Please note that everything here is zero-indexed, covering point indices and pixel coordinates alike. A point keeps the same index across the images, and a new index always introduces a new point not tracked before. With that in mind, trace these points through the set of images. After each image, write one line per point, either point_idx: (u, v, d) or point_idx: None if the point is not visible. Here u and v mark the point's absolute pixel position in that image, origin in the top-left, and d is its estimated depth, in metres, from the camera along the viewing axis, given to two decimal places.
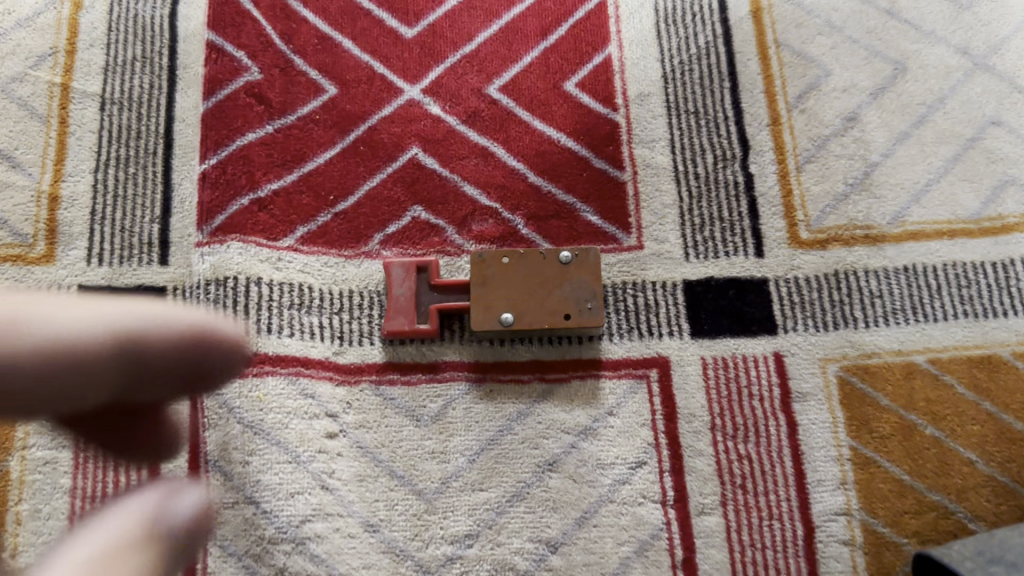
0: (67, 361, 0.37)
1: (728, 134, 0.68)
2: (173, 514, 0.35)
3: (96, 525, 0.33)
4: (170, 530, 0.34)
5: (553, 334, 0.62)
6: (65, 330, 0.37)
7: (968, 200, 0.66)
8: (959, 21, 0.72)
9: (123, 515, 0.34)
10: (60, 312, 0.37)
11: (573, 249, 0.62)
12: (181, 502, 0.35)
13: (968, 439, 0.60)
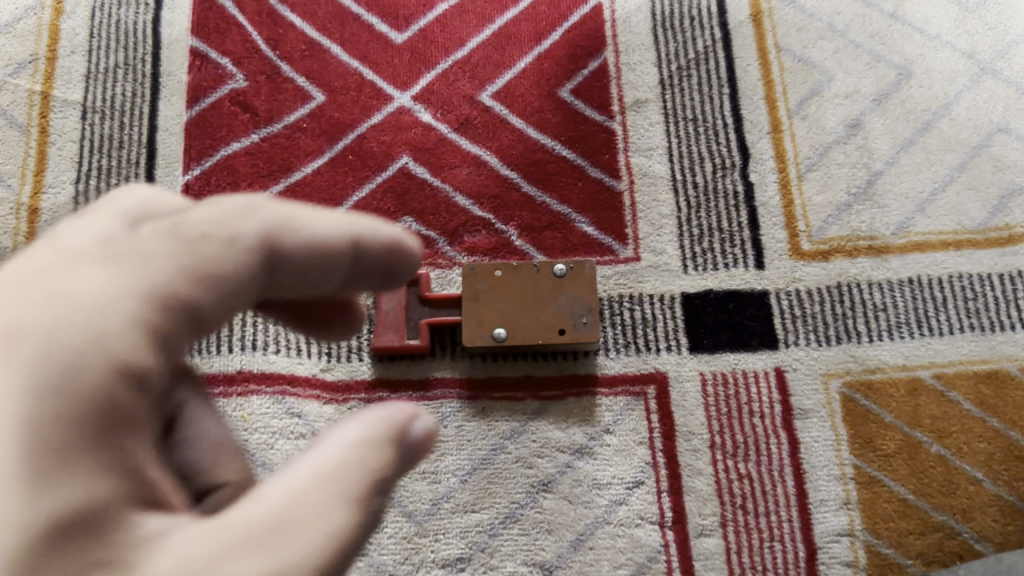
0: (312, 260, 0.35)
1: (727, 141, 0.66)
2: (395, 433, 0.32)
3: (331, 436, 0.31)
4: (396, 449, 0.32)
5: (548, 350, 0.60)
6: (312, 227, 0.35)
7: (975, 209, 0.64)
8: (965, 25, 0.70)
9: (361, 426, 0.32)
10: (298, 219, 0.34)
11: (568, 262, 0.60)
12: (406, 422, 0.33)
13: (974, 457, 0.58)
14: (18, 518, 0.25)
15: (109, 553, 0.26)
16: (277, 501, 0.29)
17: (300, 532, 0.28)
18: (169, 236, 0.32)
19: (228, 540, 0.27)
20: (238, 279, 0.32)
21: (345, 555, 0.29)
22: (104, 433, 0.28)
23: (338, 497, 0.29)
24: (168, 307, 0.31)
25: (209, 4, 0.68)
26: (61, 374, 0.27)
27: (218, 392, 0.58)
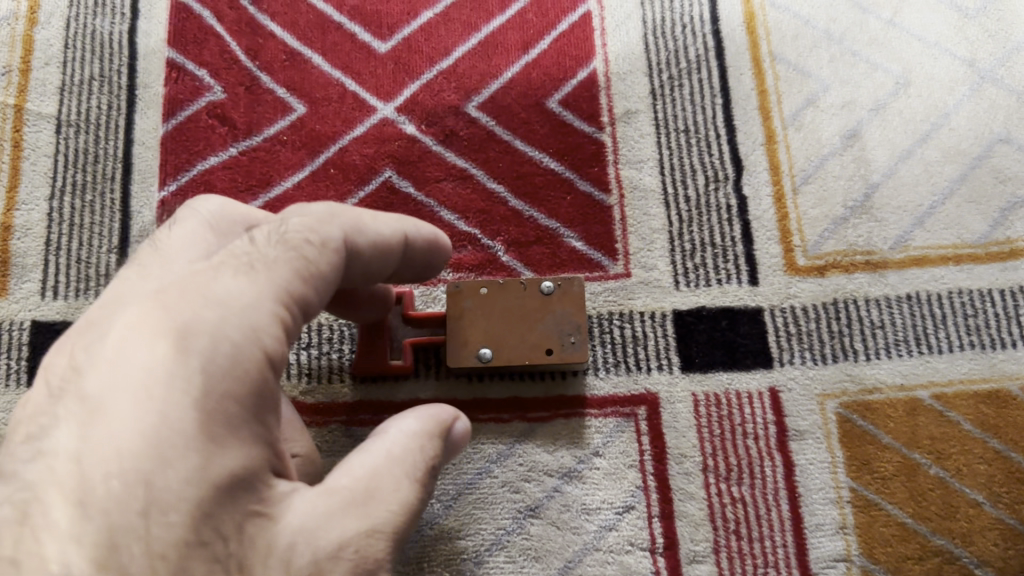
0: (375, 257, 0.45)
1: (720, 153, 0.64)
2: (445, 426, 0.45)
3: (397, 426, 0.43)
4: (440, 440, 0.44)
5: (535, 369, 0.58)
6: (376, 232, 0.45)
7: (975, 222, 0.62)
8: (964, 32, 0.68)
9: (416, 420, 0.44)
10: (363, 224, 0.44)
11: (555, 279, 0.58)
12: (454, 419, 0.46)
13: (975, 479, 0.56)
14: (199, 473, 0.34)
15: (262, 505, 0.36)
16: (370, 473, 0.40)
17: (383, 498, 0.39)
18: (278, 246, 0.41)
19: (340, 500, 0.38)
20: (329, 275, 0.42)
21: (414, 516, 0.40)
22: (254, 412, 0.37)
23: (406, 474, 0.41)
24: (290, 307, 0.40)
25: (187, 14, 0.66)
26: (222, 365, 0.36)
27: None
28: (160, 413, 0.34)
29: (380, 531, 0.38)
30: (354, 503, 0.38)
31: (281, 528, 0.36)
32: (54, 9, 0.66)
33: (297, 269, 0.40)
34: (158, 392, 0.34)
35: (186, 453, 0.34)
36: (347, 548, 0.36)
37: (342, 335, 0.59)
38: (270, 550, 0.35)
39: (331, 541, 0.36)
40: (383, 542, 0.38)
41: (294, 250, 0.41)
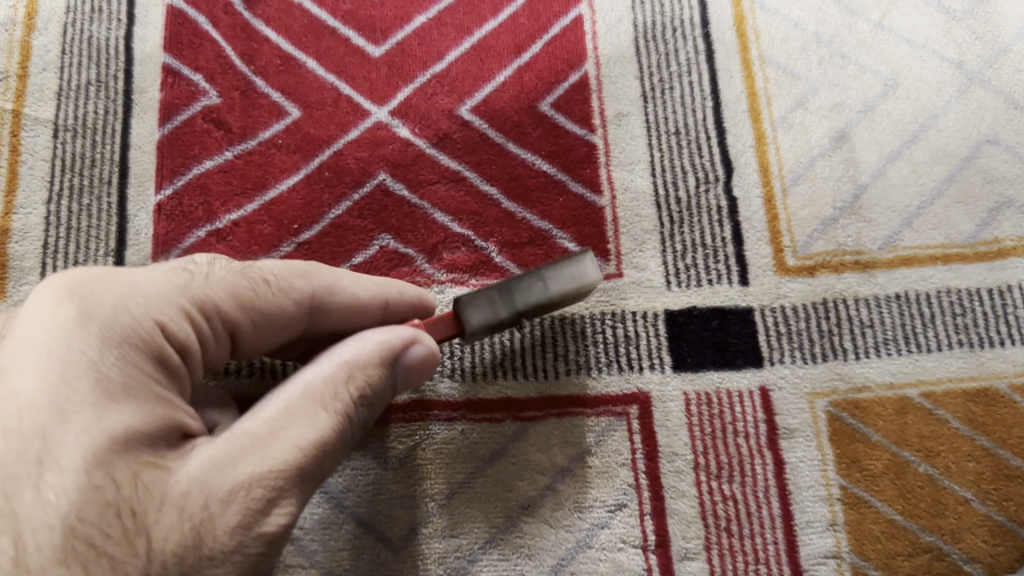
0: (335, 309, 0.53)
1: (710, 155, 0.65)
2: (389, 352, 0.49)
3: (336, 354, 0.48)
4: (376, 367, 0.48)
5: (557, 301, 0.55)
6: (348, 290, 0.53)
7: (963, 223, 0.63)
8: (952, 34, 0.69)
9: (349, 353, 0.48)
10: (332, 282, 0.52)
11: None
12: (405, 345, 0.50)
13: (963, 477, 0.57)
14: (93, 424, 0.39)
15: (159, 458, 0.40)
16: (293, 407, 0.45)
17: (289, 437, 0.43)
18: (238, 273, 0.49)
19: (247, 442, 0.42)
20: (271, 313, 0.50)
21: (331, 447, 0.45)
22: (150, 379, 0.43)
23: (328, 404, 0.45)
24: (215, 319, 0.48)
25: (182, 19, 0.67)
26: (116, 333, 0.42)
27: None
28: (60, 372, 0.40)
29: (282, 469, 0.42)
30: (261, 442, 0.42)
31: (177, 476, 0.40)
32: (51, 14, 0.67)
33: (241, 294, 0.49)
34: (61, 356, 0.40)
35: (80, 407, 0.39)
36: (243, 489, 0.41)
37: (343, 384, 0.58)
38: (165, 497, 0.39)
39: (228, 483, 0.41)
40: (288, 478, 0.42)
41: (253, 282, 0.50)
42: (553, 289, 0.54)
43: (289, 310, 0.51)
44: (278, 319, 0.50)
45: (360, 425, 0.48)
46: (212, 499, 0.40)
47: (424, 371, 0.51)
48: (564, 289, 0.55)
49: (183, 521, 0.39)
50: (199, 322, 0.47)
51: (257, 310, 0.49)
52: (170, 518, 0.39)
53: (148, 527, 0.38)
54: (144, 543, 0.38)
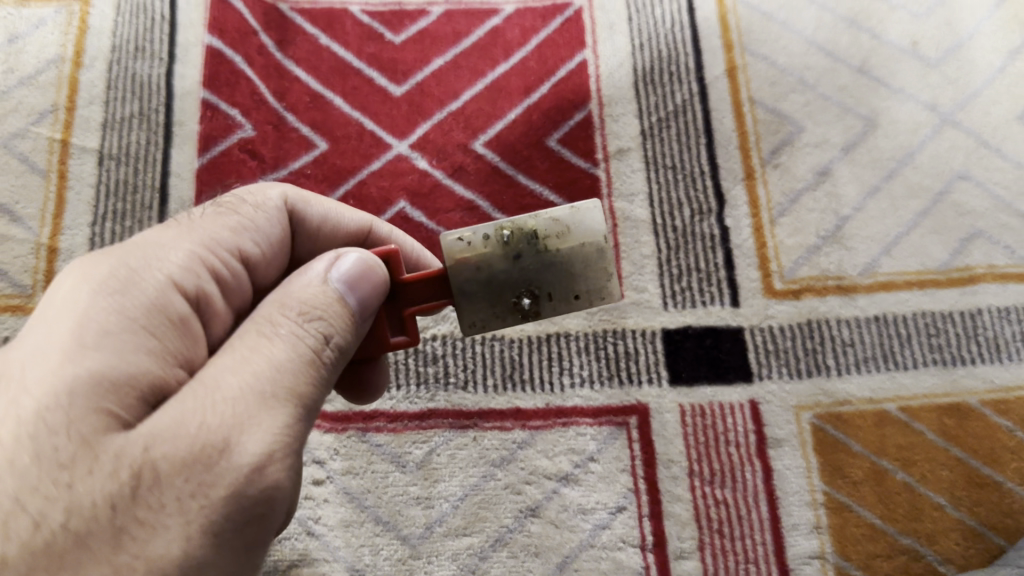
0: (325, 229, 0.52)
1: (704, 188, 0.70)
2: (319, 272, 0.41)
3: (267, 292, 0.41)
4: (315, 286, 0.41)
5: (551, 248, 0.44)
6: (333, 210, 0.53)
7: (938, 251, 0.68)
8: (927, 79, 0.75)
9: (280, 286, 0.41)
10: (314, 200, 0.52)
11: (593, 292, 0.44)
12: (330, 267, 0.41)
13: (938, 484, 0.62)
14: (53, 370, 0.36)
15: (122, 412, 0.36)
16: (225, 349, 0.38)
17: (235, 373, 0.37)
18: (222, 212, 0.47)
19: (188, 389, 0.36)
20: (265, 236, 0.48)
21: (288, 377, 0.37)
22: (139, 323, 0.39)
23: (264, 331, 0.38)
24: (229, 260, 0.45)
25: (219, 59, 0.72)
26: (113, 281, 0.39)
27: None
28: (37, 324, 0.38)
29: (228, 403, 0.36)
30: (200, 385, 0.36)
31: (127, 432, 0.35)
32: (97, 53, 0.72)
33: (231, 220, 0.47)
34: (47, 314, 0.38)
35: (53, 358, 0.36)
36: (193, 424, 0.35)
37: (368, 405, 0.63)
38: (103, 450, 0.35)
39: (167, 430, 0.35)
40: (238, 413, 0.35)
41: (230, 210, 0.48)
42: (543, 213, 0.44)
43: (282, 228, 0.50)
44: (277, 238, 0.49)
45: (336, 347, 0.40)
46: (153, 446, 0.35)
47: (377, 281, 0.42)
48: (559, 217, 0.44)
49: (120, 471, 0.34)
50: (212, 257, 0.44)
51: (255, 233, 0.47)
52: (104, 471, 0.34)
53: (76, 480, 0.34)
54: (70, 498, 0.34)
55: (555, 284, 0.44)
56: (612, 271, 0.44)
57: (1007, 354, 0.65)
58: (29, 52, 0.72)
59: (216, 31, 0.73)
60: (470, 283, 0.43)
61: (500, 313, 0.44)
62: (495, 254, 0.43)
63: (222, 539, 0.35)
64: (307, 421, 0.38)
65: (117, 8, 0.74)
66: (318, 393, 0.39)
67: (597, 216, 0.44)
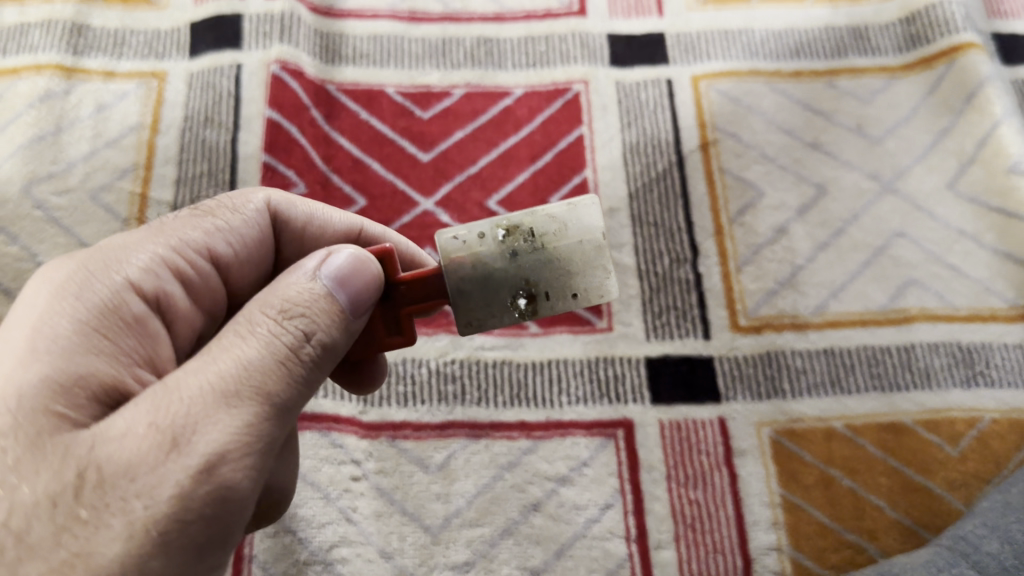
0: (315, 225, 0.63)
1: (681, 242, 0.83)
2: (308, 269, 0.49)
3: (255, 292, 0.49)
4: (304, 283, 0.48)
5: (549, 248, 0.53)
6: (323, 211, 0.64)
7: (878, 296, 0.81)
8: (871, 153, 0.88)
9: (268, 288, 0.48)
10: (304, 201, 0.64)
11: (588, 287, 0.54)
12: (321, 264, 0.49)
13: (878, 489, 0.73)
14: (10, 374, 0.46)
15: (67, 408, 0.44)
16: (202, 351, 0.45)
17: (197, 378, 0.43)
18: (196, 216, 0.58)
19: (155, 390, 0.44)
20: (238, 232, 0.59)
21: (253, 376, 0.44)
22: (89, 328, 0.48)
23: (240, 333, 0.45)
24: (190, 253, 0.56)
25: (279, 129, 0.85)
26: (71, 291, 0.49)
27: None
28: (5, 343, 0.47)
29: (183, 408, 0.42)
30: (166, 387, 0.43)
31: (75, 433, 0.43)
32: (171, 122, 0.86)
33: (206, 222, 0.58)
34: (16, 320, 0.49)
35: (12, 364, 0.46)
36: (149, 424, 0.42)
37: (398, 416, 0.74)
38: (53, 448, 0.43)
39: (119, 434, 0.42)
40: (188, 418, 0.42)
41: (208, 212, 0.59)
42: (541, 211, 0.54)
43: (263, 223, 0.61)
44: (252, 234, 0.60)
45: (318, 343, 0.47)
46: (100, 447, 0.42)
47: (367, 277, 0.49)
48: (553, 220, 0.54)
49: (66, 471, 0.42)
50: (176, 258, 0.55)
51: (228, 234, 0.58)
52: (51, 471, 0.42)
53: (23, 481, 0.42)
54: (14, 500, 0.42)
55: (547, 279, 0.53)
56: (601, 271, 0.54)
57: (935, 382, 0.77)
58: (113, 120, 0.86)
59: (275, 106, 0.86)
60: (470, 276, 0.53)
61: (496, 307, 0.54)
62: (492, 250, 0.53)
63: (169, 537, 0.41)
64: (275, 417, 0.44)
65: (189, 85, 0.88)
66: (292, 390, 0.46)
67: (587, 217, 0.54)
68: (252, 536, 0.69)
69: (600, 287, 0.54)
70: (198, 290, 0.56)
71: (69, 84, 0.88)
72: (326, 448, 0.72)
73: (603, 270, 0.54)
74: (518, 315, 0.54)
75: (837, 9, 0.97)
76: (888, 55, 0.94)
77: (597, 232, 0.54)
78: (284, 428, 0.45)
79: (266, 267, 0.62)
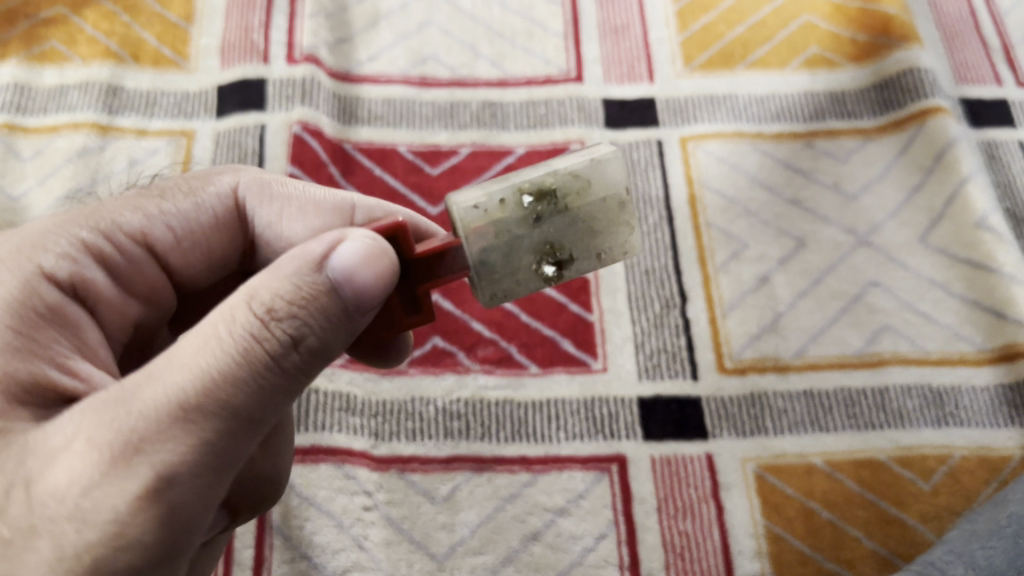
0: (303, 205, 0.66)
1: (670, 289, 0.89)
2: (310, 261, 0.47)
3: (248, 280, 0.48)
4: (304, 274, 0.47)
5: (574, 209, 0.54)
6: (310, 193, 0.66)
7: (854, 341, 0.87)
8: (847, 209, 0.95)
9: (265, 274, 0.47)
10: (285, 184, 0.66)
11: (612, 244, 0.56)
12: (327, 253, 0.48)
13: (856, 521, 0.78)
14: None
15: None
16: (179, 350, 0.44)
17: (160, 388, 0.43)
18: (142, 196, 0.61)
19: (120, 393, 0.43)
20: (179, 218, 0.62)
21: (220, 389, 0.43)
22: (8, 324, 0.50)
23: (219, 332, 0.45)
24: (119, 237, 0.59)
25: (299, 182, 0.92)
26: None
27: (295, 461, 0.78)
28: None
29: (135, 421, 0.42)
30: (128, 392, 0.43)
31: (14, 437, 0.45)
32: None
33: (150, 204, 0.61)
34: None
35: None
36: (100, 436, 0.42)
37: (408, 451, 0.80)
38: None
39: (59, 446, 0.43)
40: (137, 434, 0.42)
41: (159, 194, 0.62)
42: (563, 170, 0.54)
43: (220, 208, 0.63)
44: (205, 219, 0.63)
45: (303, 349, 0.46)
46: (31, 460, 0.43)
47: (373, 274, 0.48)
48: (574, 179, 0.54)
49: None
50: (100, 243, 0.58)
51: (169, 218, 0.61)
52: None
53: None
54: None
55: (571, 242, 0.55)
56: (622, 228, 0.56)
57: (908, 422, 0.83)
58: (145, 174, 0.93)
59: (296, 163, 0.93)
60: (495, 245, 0.54)
61: (521, 275, 0.56)
62: (514, 216, 0.54)
63: (104, 557, 0.42)
64: (237, 430, 0.44)
65: (216, 142, 0.95)
66: (263, 400, 0.45)
67: (609, 173, 0.54)
68: (271, 561, 0.74)
69: (623, 242, 0.57)
70: (128, 274, 0.59)
71: (104, 140, 0.94)
72: (339, 480, 0.78)
73: (626, 227, 0.56)
74: (543, 280, 0.56)
75: (815, 76, 1.04)
76: (864, 117, 1.01)
77: (619, 186, 0.55)
78: (248, 438, 0.45)
79: (229, 252, 0.65)
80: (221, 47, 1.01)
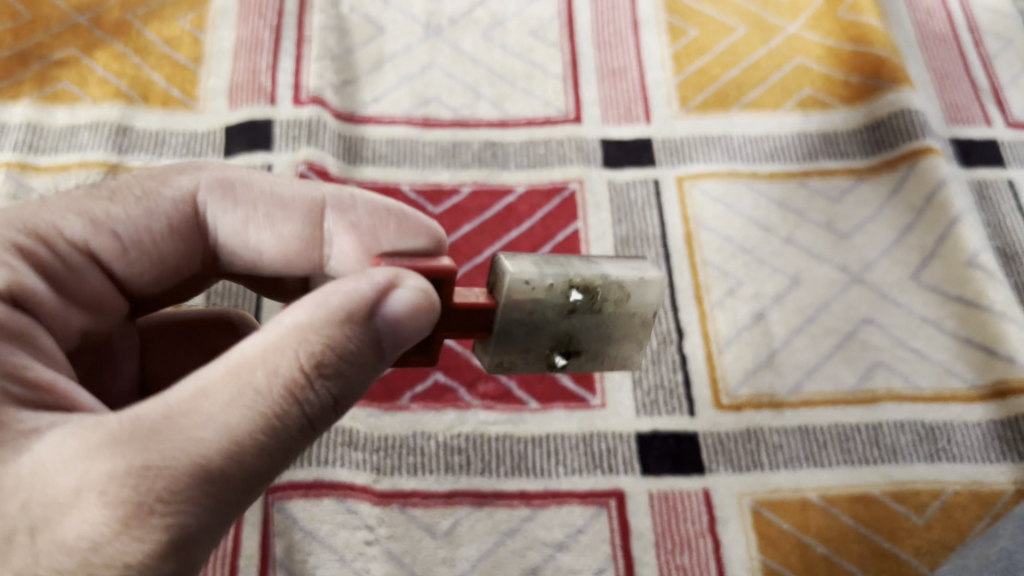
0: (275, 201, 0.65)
1: (667, 326, 0.91)
2: (356, 315, 0.49)
3: (285, 319, 0.49)
4: (346, 326, 0.49)
5: (608, 315, 0.60)
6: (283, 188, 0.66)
7: (848, 377, 0.89)
8: (840, 247, 0.97)
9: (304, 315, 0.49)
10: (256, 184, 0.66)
11: (619, 357, 0.62)
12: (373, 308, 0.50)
13: (850, 556, 0.79)
14: None
15: None
16: (218, 394, 0.46)
17: (200, 438, 0.45)
18: (87, 198, 0.61)
19: (155, 435, 0.45)
20: (126, 222, 0.62)
21: (259, 445, 0.47)
22: None
23: (261, 386, 0.47)
24: (60, 242, 0.59)
25: None
26: None
27: (298, 493, 0.79)
28: None
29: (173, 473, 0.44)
30: (166, 437, 0.45)
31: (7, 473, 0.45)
32: None
33: (96, 207, 0.61)
34: None
35: None
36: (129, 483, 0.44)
37: (409, 485, 0.81)
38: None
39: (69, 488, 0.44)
40: (173, 486, 0.44)
41: (105, 195, 0.62)
42: (614, 278, 0.59)
43: (174, 215, 0.63)
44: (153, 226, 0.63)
45: (334, 404, 0.50)
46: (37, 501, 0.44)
47: (409, 335, 0.51)
48: (618, 291, 0.59)
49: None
50: (36, 246, 0.58)
51: (115, 223, 0.61)
52: None
53: None
54: None
55: (586, 341, 0.61)
56: (633, 349, 0.62)
57: (901, 457, 0.84)
58: None
59: None
60: (526, 318, 0.58)
61: (533, 352, 0.60)
62: (553, 302, 0.58)
63: None
64: (261, 480, 0.48)
65: None
66: (290, 453, 0.49)
67: (646, 297, 0.60)
68: None
69: (628, 360, 0.62)
70: (70, 284, 0.60)
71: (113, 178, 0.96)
72: (341, 514, 0.79)
73: (637, 346, 0.62)
74: (547, 364, 0.61)
75: (808, 117, 1.06)
76: (857, 157, 1.04)
77: (649, 309, 0.60)
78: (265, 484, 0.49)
79: (181, 260, 0.65)
80: (229, 88, 1.04)
